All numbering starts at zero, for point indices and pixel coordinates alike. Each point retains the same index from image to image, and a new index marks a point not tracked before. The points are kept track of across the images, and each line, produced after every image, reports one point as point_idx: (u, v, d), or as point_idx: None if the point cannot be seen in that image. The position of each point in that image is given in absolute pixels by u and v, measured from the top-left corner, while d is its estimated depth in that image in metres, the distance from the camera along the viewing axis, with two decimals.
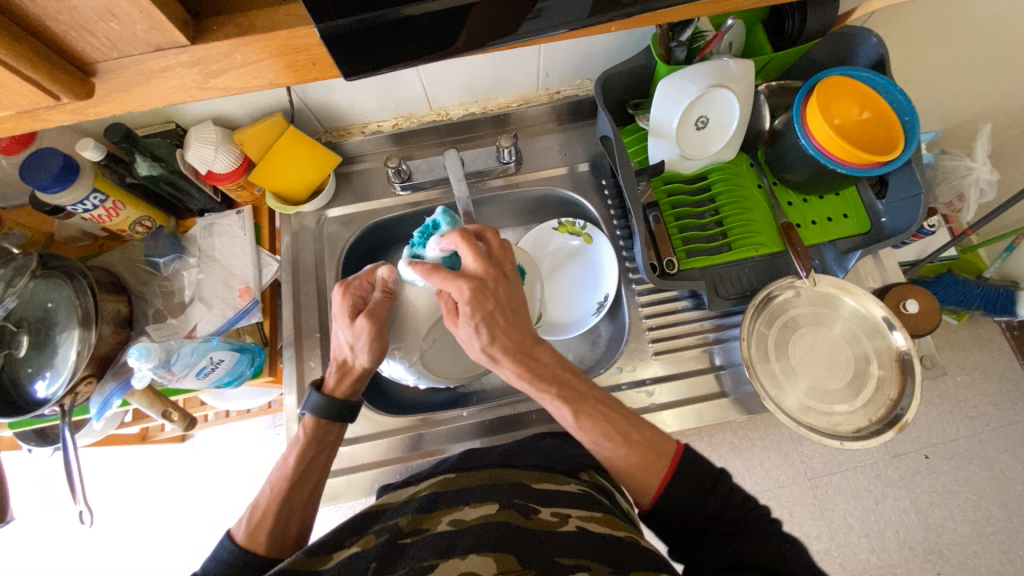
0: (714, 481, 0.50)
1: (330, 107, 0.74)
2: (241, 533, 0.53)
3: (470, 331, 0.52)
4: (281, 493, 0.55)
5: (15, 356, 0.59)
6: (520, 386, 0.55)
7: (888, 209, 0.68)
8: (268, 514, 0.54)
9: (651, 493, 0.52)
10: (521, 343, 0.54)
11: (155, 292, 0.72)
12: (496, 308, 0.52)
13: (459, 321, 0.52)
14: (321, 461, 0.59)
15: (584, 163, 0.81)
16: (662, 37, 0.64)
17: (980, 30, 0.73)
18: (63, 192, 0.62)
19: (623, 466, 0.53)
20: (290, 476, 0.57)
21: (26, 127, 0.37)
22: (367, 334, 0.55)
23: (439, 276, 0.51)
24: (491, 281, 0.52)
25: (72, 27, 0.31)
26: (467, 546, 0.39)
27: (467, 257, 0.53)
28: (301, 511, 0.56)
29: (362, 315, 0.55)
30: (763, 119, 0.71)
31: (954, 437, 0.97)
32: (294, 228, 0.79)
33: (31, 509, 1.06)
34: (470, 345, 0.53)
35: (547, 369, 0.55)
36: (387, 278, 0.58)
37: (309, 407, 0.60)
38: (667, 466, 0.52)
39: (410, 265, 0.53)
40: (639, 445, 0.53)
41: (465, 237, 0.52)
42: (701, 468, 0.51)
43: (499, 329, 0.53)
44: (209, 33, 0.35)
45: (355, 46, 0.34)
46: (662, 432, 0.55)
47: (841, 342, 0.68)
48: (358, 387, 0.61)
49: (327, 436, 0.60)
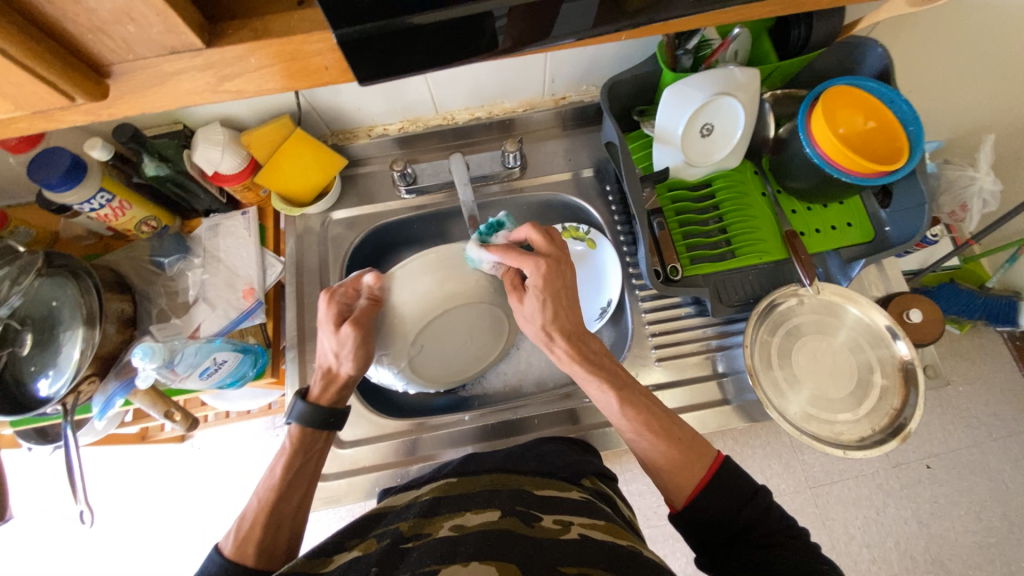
0: (752, 496, 0.49)
1: (336, 110, 0.74)
2: (230, 546, 0.52)
3: (535, 307, 0.55)
4: (269, 504, 0.55)
5: (18, 354, 0.59)
6: (573, 371, 0.56)
7: (892, 219, 0.68)
8: (256, 527, 0.53)
9: (686, 492, 0.50)
10: (576, 327, 0.56)
11: (160, 292, 0.72)
12: (563, 287, 0.55)
13: (524, 298, 0.56)
14: (309, 471, 0.59)
15: (589, 169, 0.81)
16: (669, 46, 0.64)
17: (984, 42, 0.74)
18: (70, 192, 0.62)
19: (660, 460, 0.52)
20: (277, 486, 0.56)
21: (39, 127, 0.38)
22: (352, 342, 0.57)
23: (512, 254, 0.57)
24: (561, 261, 0.56)
25: (89, 29, 0.32)
26: (469, 552, 0.39)
27: (537, 240, 0.57)
28: (290, 520, 0.56)
29: (348, 323, 0.57)
30: (768, 127, 0.72)
31: (956, 447, 0.97)
32: (299, 230, 0.79)
33: (30, 507, 1.06)
34: (534, 322, 0.56)
35: (599, 357, 0.56)
36: (374, 285, 0.61)
37: (295, 417, 0.59)
38: (706, 470, 0.50)
39: (483, 247, 0.59)
40: (679, 443, 0.53)
41: (538, 225, 0.57)
42: (742, 483, 0.50)
43: (561, 309, 0.55)
44: (223, 36, 0.35)
45: (368, 51, 0.34)
46: (699, 436, 0.54)
47: (844, 350, 0.68)
48: (344, 394, 0.62)
49: (315, 445, 0.60)
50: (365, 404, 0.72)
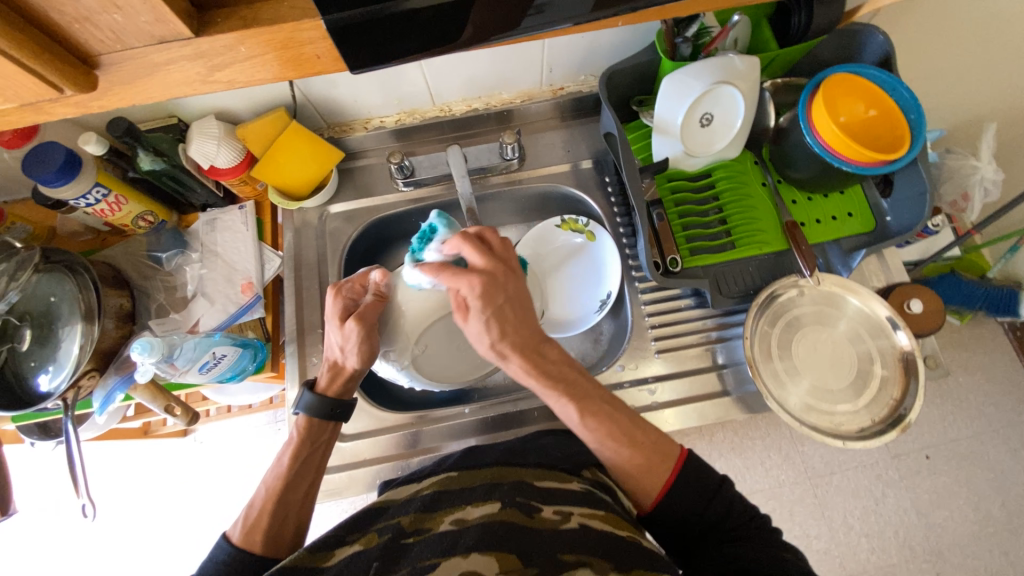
0: (717, 488, 0.50)
1: (332, 101, 0.74)
2: (237, 535, 0.53)
3: (481, 326, 0.51)
4: (276, 492, 0.55)
5: (18, 350, 0.59)
6: (528, 382, 0.54)
7: (893, 208, 0.68)
8: (263, 515, 0.54)
9: (653, 495, 0.51)
10: (526, 341, 0.53)
11: (158, 287, 0.72)
12: (507, 302, 0.52)
13: (467, 318, 0.51)
14: (317, 457, 0.59)
15: (587, 160, 0.80)
16: (668, 33, 0.63)
17: (987, 27, 0.73)
18: (65, 187, 0.62)
19: (625, 466, 0.52)
20: (285, 476, 0.57)
21: (29, 120, 0.37)
22: (356, 336, 0.56)
23: (448, 275, 0.51)
24: (500, 275, 0.51)
25: (75, 18, 0.31)
26: (469, 544, 0.39)
27: (472, 255, 0.51)
28: (298, 508, 0.56)
29: (352, 317, 0.56)
30: (768, 118, 0.72)
31: (955, 437, 0.97)
32: (296, 223, 0.79)
33: (33, 502, 1.06)
34: (480, 341, 0.52)
35: (555, 367, 0.54)
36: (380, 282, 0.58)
37: (302, 408, 0.59)
38: (670, 471, 0.50)
39: (417, 268, 0.53)
40: (644, 447, 0.52)
41: (468, 237, 0.52)
42: (705, 475, 0.51)
43: (508, 324, 0.52)
44: (213, 25, 0.35)
45: (360, 38, 0.34)
46: (665, 435, 0.54)
47: (844, 341, 0.68)
48: (350, 386, 0.61)
49: (322, 435, 0.60)
50: (366, 398, 0.72)
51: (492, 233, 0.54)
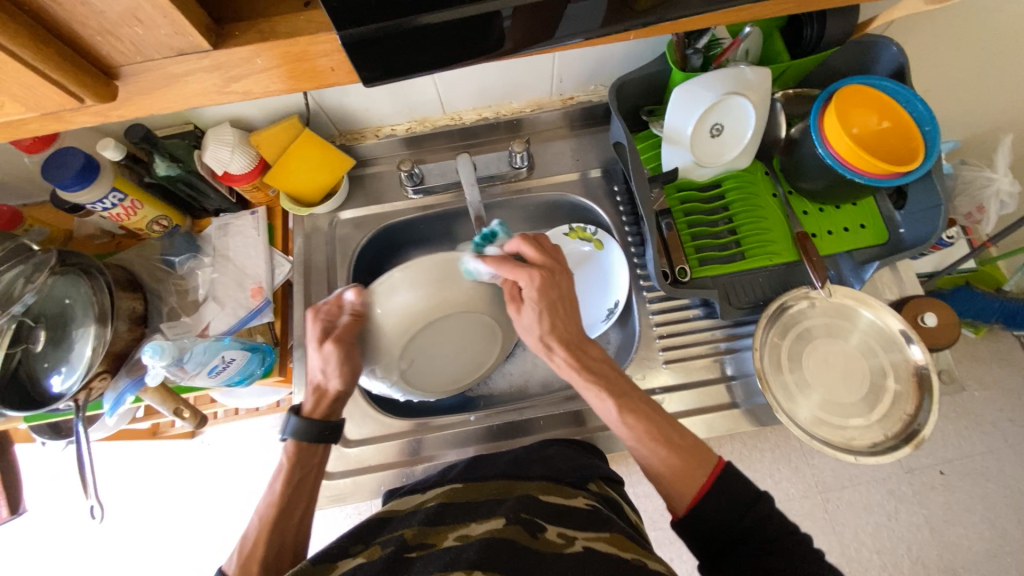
0: (754, 501, 0.48)
1: (345, 109, 0.74)
2: (231, 567, 0.53)
3: (534, 317, 0.56)
4: (270, 521, 0.55)
5: (31, 352, 0.60)
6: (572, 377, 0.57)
7: (907, 220, 0.67)
8: (258, 545, 0.54)
9: (687, 499, 0.50)
10: (575, 335, 0.57)
11: (171, 290, 0.73)
12: (560, 297, 0.56)
13: (520, 309, 0.57)
14: (310, 482, 0.59)
15: (596, 169, 0.81)
16: (679, 44, 0.63)
17: (1002, 39, 0.72)
18: (83, 191, 0.63)
19: (661, 469, 0.52)
20: (278, 503, 0.57)
21: (50, 128, 0.38)
22: (335, 359, 0.57)
23: (508, 267, 0.56)
24: (555, 273, 0.57)
25: (97, 31, 0.32)
26: (471, 561, 0.39)
27: (530, 253, 0.57)
28: (293, 535, 0.56)
29: (330, 340, 0.57)
30: (779, 129, 0.71)
31: (970, 453, 0.95)
32: (307, 229, 0.80)
33: (42, 501, 1.08)
34: (531, 331, 0.57)
35: (598, 365, 0.57)
36: (356, 301, 0.59)
37: (290, 433, 0.59)
38: (707, 475, 0.50)
39: (475, 259, 0.57)
40: (682, 451, 0.53)
41: (527, 237, 0.58)
42: (742, 487, 0.49)
43: (559, 319, 0.56)
44: (230, 38, 0.36)
45: (373, 52, 0.34)
46: (703, 443, 0.54)
47: (856, 354, 0.67)
48: (337, 407, 0.62)
49: (312, 459, 0.60)
50: (371, 403, 0.72)
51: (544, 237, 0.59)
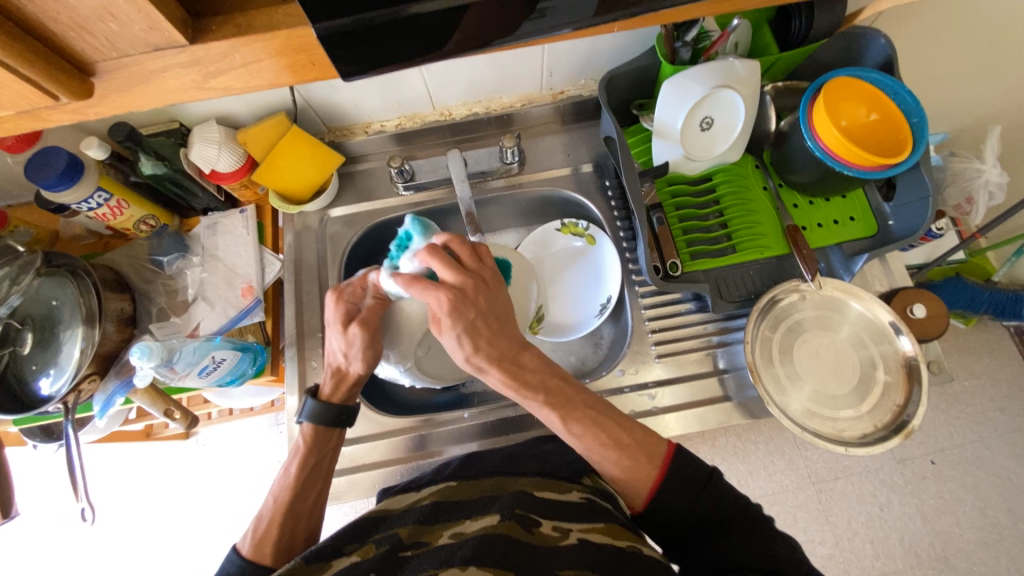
0: (707, 480, 0.51)
1: (332, 106, 0.74)
2: (247, 547, 0.53)
3: (453, 341, 0.51)
4: (285, 504, 0.56)
5: (19, 354, 0.59)
6: (508, 394, 0.55)
7: (896, 212, 0.67)
8: (273, 525, 0.54)
9: (644, 494, 0.52)
10: (505, 351, 0.53)
11: (159, 290, 0.72)
12: (478, 317, 0.50)
13: (437, 330, 0.51)
14: (325, 468, 0.59)
15: (587, 164, 0.80)
16: (668, 37, 0.62)
17: (989, 29, 0.72)
18: (68, 191, 0.62)
19: (616, 473, 0.53)
20: (292, 485, 0.57)
21: (27, 127, 0.37)
22: (360, 342, 0.56)
23: (418, 287, 0.49)
24: (469, 290, 0.50)
25: (71, 26, 0.32)
26: (466, 557, 0.39)
27: (442, 270, 0.50)
28: (308, 517, 0.57)
29: (354, 323, 0.56)
30: (769, 121, 0.71)
31: (960, 442, 0.96)
32: (297, 227, 0.79)
33: (36, 504, 1.07)
34: (454, 354, 0.52)
35: (535, 376, 0.54)
36: (378, 283, 0.58)
37: (306, 416, 0.59)
38: (659, 470, 0.51)
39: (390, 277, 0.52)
40: (629, 449, 0.53)
41: (435, 251, 0.50)
42: (695, 467, 0.52)
43: (482, 338, 0.51)
44: (208, 32, 0.35)
45: (354, 45, 0.34)
46: (653, 432, 0.55)
47: (846, 346, 0.68)
48: (354, 391, 0.61)
49: (328, 443, 0.60)
50: (365, 401, 0.72)
51: (458, 244, 0.52)
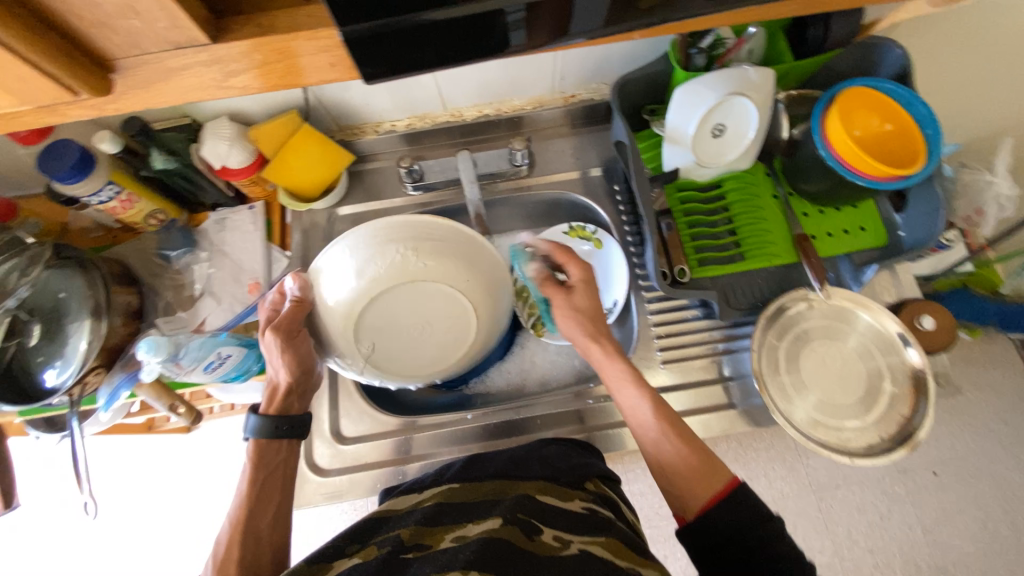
0: (766, 519, 0.48)
1: (344, 105, 0.74)
2: (209, 573, 0.51)
3: (583, 302, 0.62)
4: (240, 521, 0.54)
5: (25, 346, 0.59)
6: (607, 365, 0.60)
7: (906, 223, 0.67)
8: (231, 546, 0.53)
9: (699, 502, 0.51)
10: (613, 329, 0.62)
11: (166, 285, 0.73)
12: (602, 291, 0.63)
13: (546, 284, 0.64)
14: (278, 479, 0.59)
15: (597, 168, 0.80)
16: (681, 44, 0.63)
17: (1005, 43, 0.72)
18: (78, 184, 0.62)
19: (682, 468, 0.53)
20: (245, 502, 0.56)
21: (44, 121, 0.37)
22: (274, 347, 0.57)
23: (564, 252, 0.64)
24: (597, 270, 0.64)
25: (94, 23, 0.32)
26: (467, 561, 0.39)
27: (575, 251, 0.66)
28: (269, 534, 0.55)
29: (268, 329, 0.57)
30: (781, 129, 0.70)
31: (964, 455, 0.95)
32: (305, 225, 0.78)
33: (36, 494, 1.07)
34: (575, 316, 0.62)
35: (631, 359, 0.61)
36: (294, 286, 0.59)
37: (250, 432, 0.58)
38: (724, 482, 0.51)
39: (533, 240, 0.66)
40: (700, 452, 0.54)
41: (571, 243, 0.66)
42: (752, 506, 0.49)
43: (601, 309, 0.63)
44: (229, 32, 0.35)
45: (377, 48, 0.34)
46: (717, 460, 0.53)
47: (853, 356, 0.67)
48: (294, 402, 0.61)
49: (276, 456, 0.59)
50: (368, 400, 0.72)
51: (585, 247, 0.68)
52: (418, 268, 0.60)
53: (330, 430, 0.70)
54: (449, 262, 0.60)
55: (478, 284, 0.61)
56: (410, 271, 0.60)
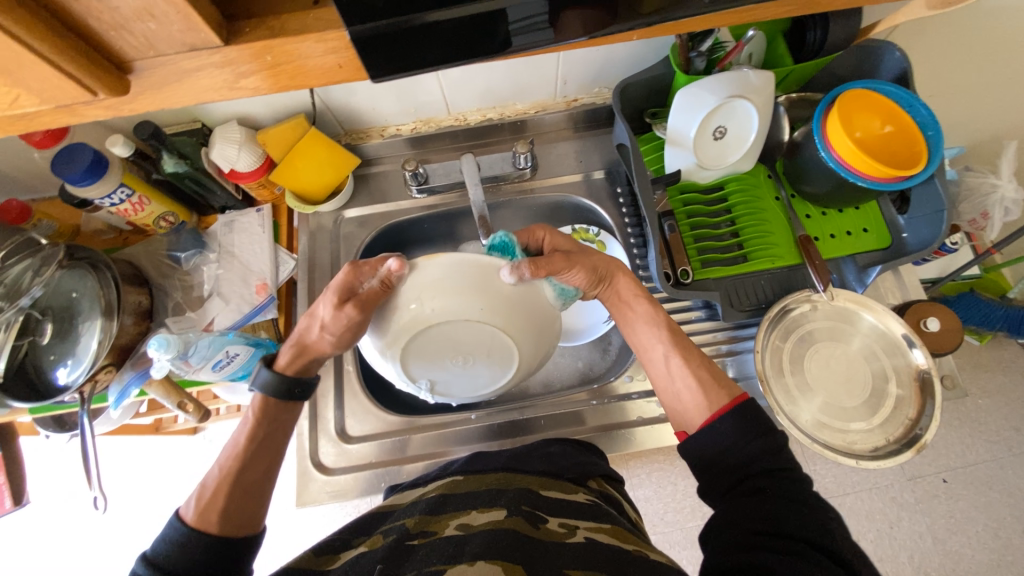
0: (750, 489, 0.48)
1: (352, 109, 0.75)
2: (191, 515, 0.49)
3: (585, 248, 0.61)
4: (232, 473, 0.52)
5: (38, 344, 0.61)
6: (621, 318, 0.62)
7: (910, 225, 0.67)
8: (219, 494, 0.51)
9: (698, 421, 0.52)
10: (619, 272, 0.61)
11: (176, 285, 0.74)
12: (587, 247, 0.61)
13: (570, 266, 0.54)
14: (278, 438, 0.56)
15: (599, 171, 0.81)
16: (682, 48, 0.63)
17: (1008, 45, 0.72)
18: (92, 186, 0.63)
19: (686, 396, 0.54)
20: (240, 455, 0.53)
21: (62, 121, 0.39)
22: (350, 324, 0.52)
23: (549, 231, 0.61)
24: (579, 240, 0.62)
25: (112, 26, 0.33)
26: (474, 552, 0.39)
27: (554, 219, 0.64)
28: (256, 490, 0.53)
29: (352, 303, 0.51)
30: (782, 131, 0.71)
31: (974, 461, 0.94)
32: (312, 227, 0.81)
33: (45, 496, 1.09)
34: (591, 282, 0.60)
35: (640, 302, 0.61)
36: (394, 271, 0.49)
37: (258, 385, 0.56)
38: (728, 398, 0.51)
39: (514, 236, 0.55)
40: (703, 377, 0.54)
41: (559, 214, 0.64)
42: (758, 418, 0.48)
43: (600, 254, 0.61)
44: (241, 34, 0.36)
45: (384, 48, 0.35)
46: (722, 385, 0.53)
47: (858, 358, 0.67)
48: (313, 365, 0.58)
49: (281, 415, 0.57)
50: (371, 398, 0.73)
51: None
52: (429, 317, 0.47)
53: (335, 429, 0.71)
54: (465, 292, 0.47)
55: (508, 299, 0.48)
56: (424, 322, 0.47)
